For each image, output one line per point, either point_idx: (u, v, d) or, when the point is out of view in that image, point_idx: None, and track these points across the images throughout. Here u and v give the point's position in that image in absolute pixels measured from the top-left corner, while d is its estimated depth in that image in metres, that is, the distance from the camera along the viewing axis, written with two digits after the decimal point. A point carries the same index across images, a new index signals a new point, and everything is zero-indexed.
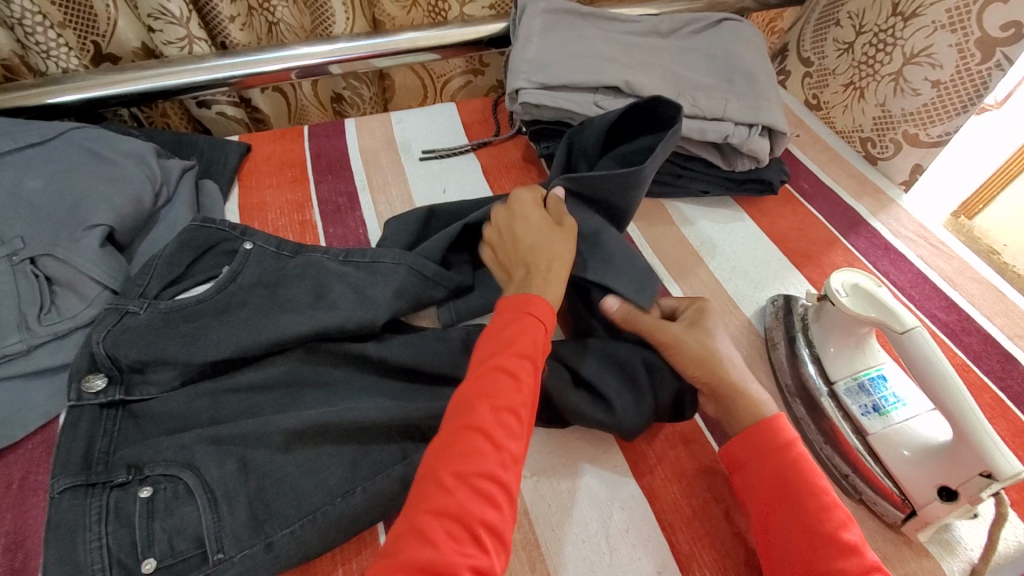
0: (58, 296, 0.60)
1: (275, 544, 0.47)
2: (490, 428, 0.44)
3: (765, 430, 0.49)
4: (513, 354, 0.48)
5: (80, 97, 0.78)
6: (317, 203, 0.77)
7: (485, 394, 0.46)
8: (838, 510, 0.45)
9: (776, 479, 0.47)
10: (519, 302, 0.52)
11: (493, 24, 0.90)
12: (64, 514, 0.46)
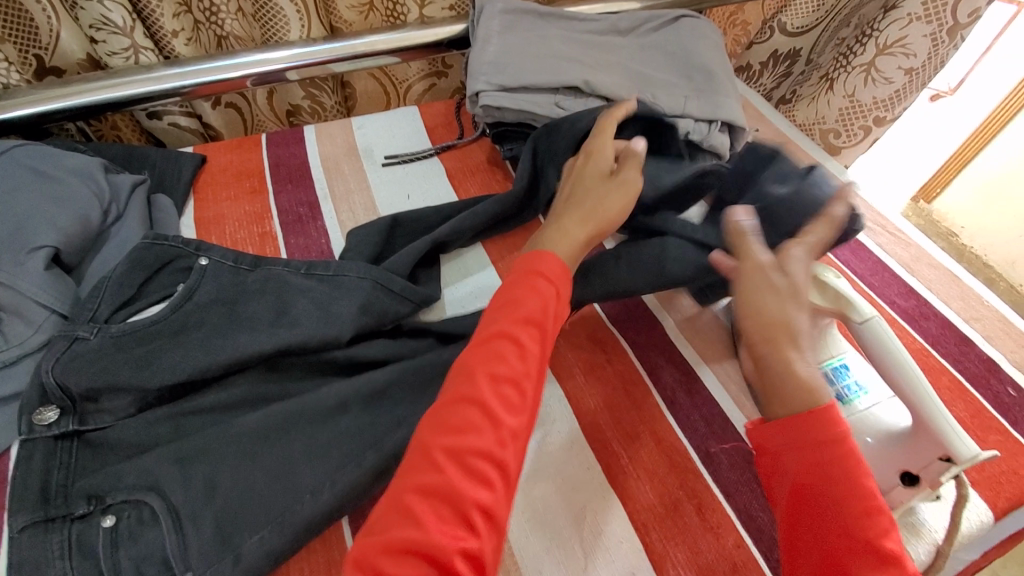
0: (3, 323, 0.57)
1: (249, 566, 0.45)
2: (487, 400, 0.43)
3: (814, 422, 0.44)
4: (517, 321, 0.47)
5: (22, 112, 0.74)
6: (277, 213, 0.75)
7: (484, 363, 0.45)
8: (883, 517, 0.42)
9: (818, 474, 0.43)
10: (532, 259, 0.51)
11: (452, 26, 0.89)
12: (24, 553, 0.44)
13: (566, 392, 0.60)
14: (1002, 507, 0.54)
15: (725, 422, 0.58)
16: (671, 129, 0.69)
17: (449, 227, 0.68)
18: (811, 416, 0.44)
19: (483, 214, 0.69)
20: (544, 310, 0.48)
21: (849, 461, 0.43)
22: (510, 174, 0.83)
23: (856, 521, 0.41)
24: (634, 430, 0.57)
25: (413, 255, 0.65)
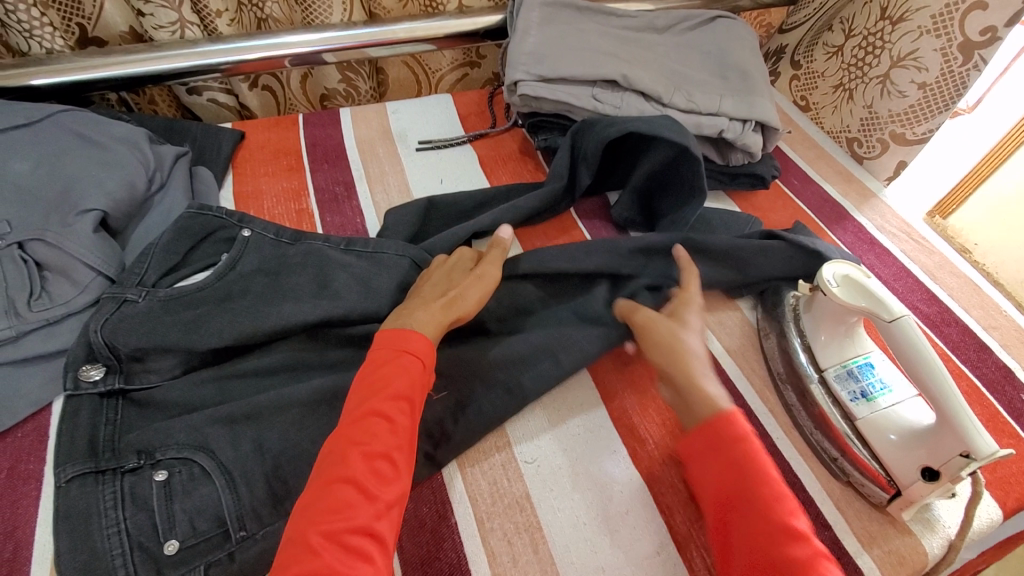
0: (49, 281, 0.58)
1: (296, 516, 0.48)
2: (362, 478, 0.43)
3: (722, 424, 0.48)
4: (386, 397, 0.47)
5: (64, 80, 0.76)
6: (314, 191, 0.77)
7: (356, 441, 0.45)
8: (787, 502, 0.44)
9: (732, 473, 0.45)
10: (396, 337, 0.51)
11: (489, 16, 0.90)
12: (76, 502, 0.46)
13: (597, 384, 0.61)
14: (1011, 507, 0.56)
15: (749, 414, 0.60)
16: (698, 164, 0.67)
17: (488, 217, 0.69)
18: (709, 423, 0.48)
19: (525, 209, 0.71)
20: (414, 385, 0.49)
21: (743, 459, 0.46)
22: (541, 165, 0.84)
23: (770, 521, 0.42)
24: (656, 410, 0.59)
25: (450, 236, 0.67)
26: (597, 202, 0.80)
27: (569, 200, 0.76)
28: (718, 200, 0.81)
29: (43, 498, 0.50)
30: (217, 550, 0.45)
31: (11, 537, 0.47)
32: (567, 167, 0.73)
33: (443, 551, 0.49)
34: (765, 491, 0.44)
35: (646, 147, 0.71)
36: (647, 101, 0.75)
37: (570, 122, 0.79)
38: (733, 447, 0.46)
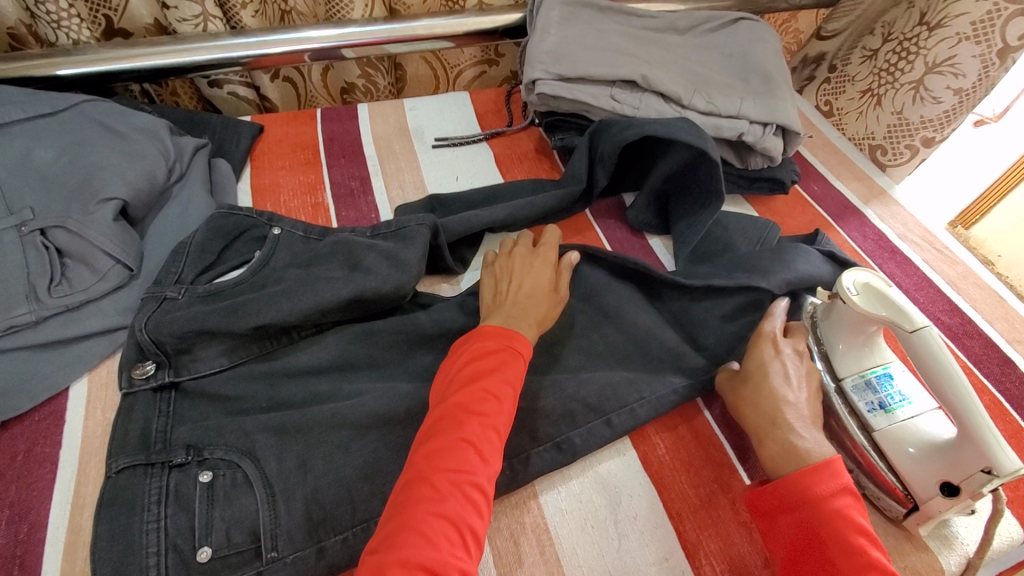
0: (69, 269, 0.59)
1: (327, 550, 0.47)
2: (479, 443, 0.45)
3: (800, 485, 0.48)
4: (498, 379, 0.49)
5: (89, 70, 0.77)
6: (330, 185, 0.77)
7: (474, 411, 0.46)
8: (874, 570, 0.43)
9: (811, 539, 0.46)
10: (504, 334, 0.52)
11: (509, 14, 0.90)
12: (123, 491, 0.47)
13: (638, 446, 0.56)
14: None
15: None
16: (717, 167, 0.66)
17: (502, 215, 0.68)
18: (799, 480, 0.48)
19: (541, 209, 0.70)
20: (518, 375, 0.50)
21: (829, 516, 0.46)
22: (557, 165, 0.84)
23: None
24: (675, 422, 0.58)
25: (463, 227, 0.67)
26: (613, 203, 0.79)
27: (585, 203, 0.75)
28: (735, 204, 0.80)
29: (59, 482, 0.50)
30: (247, 566, 0.46)
31: (26, 520, 0.48)
32: (584, 169, 0.72)
33: None
34: (846, 550, 0.44)
35: (664, 150, 0.70)
36: (667, 102, 0.74)
37: (588, 122, 0.78)
38: (824, 504, 0.46)
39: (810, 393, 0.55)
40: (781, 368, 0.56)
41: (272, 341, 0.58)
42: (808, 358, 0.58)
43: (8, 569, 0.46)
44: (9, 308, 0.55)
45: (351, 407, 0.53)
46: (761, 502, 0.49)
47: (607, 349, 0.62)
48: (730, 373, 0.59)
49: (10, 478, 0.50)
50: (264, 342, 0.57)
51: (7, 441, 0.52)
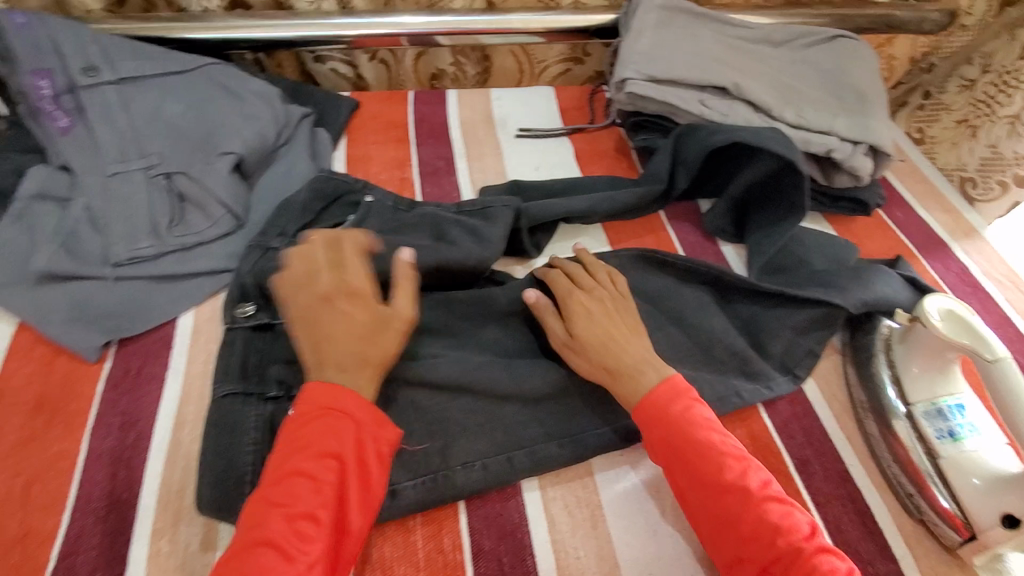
0: (188, 212, 0.66)
1: (399, 494, 0.51)
2: (282, 543, 0.42)
3: (655, 407, 0.52)
4: (312, 455, 0.46)
5: (213, 36, 0.84)
6: (418, 163, 0.82)
7: (281, 503, 0.44)
8: (731, 460, 0.49)
9: (678, 458, 0.49)
10: (323, 392, 0.49)
11: (603, 15, 0.92)
12: (225, 414, 0.53)
13: None
14: None
15: (823, 436, 0.59)
16: (802, 178, 0.68)
17: (582, 207, 0.71)
18: (646, 399, 0.52)
19: (620, 204, 0.73)
20: (301, 434, 0.47)
21: (691, 426, 0.50)
22: (635, 165, 0.85)
23: (732, 487, 0.47)
24: (734, 425, 0.60)
25: (545, 213, 0.69)
26: (689, 206, 0.80)
27: (662, 204, 0.77)
28: (814, 220, 0.79)
29: (164, 398, 0.56)
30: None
31: (137, 428, 0.54)
32: (666, 170, 0.74)
33: (507, 510, 0.52)
34: (712, 458, 0.49)
35: (747, 158, 0.72)
36: (756, 111, 0.75)
37: (673, 125, 0.79)
38: (682, 417, 0.51)
39: (642, 339, 0.57)
40: (606, 314, 0.57)
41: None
42: (623, 297, 0.60)
43: (117, 469, 0.51)
44: (136, 240, 0.62)
45: (427, 367, 0.56)
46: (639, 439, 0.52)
47: (671, 345, 0.63)
48: (557, 331, 0.57)
49: (123, 389, 0.56)
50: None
51: (123, 357, 0.59)
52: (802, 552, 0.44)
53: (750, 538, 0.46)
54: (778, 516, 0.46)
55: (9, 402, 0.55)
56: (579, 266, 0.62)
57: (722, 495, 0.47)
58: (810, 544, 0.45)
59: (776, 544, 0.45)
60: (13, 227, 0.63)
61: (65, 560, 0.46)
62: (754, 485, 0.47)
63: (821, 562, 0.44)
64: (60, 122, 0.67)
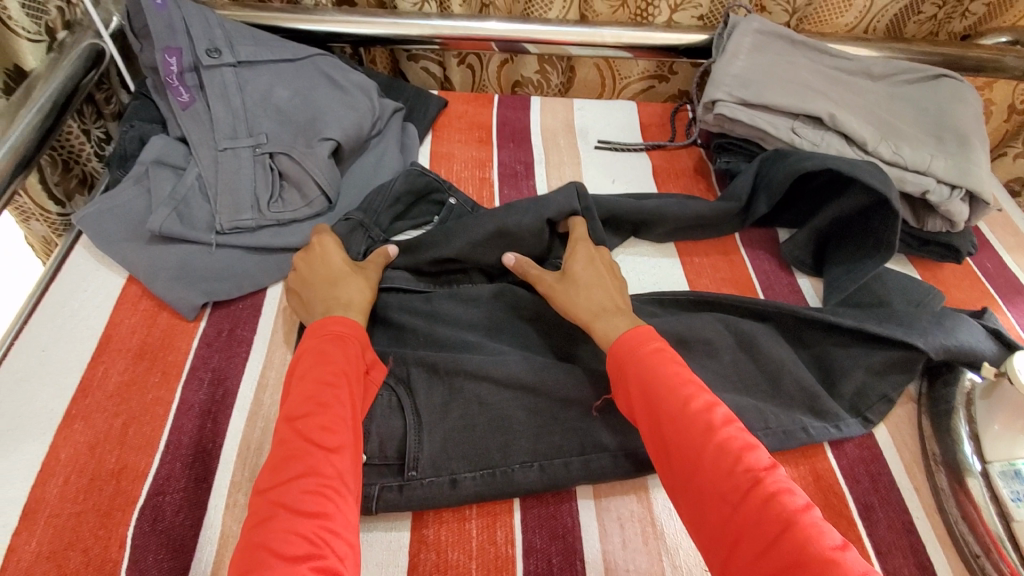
0: (286, 190, 0.71)
1: (460, 483, 0.52)
2: (307, 441, 0.46)
3: (632, 357, 0.52)
4: (323, 370, 0.51)
5: (319, 28, 0.89)
6: (498, 164, 0.84)
7: (295, 416, 0.48)
8: (698, 398, 0.48)
9: (648, 407, 0.49)
10: (323, 324, 0.55)
11: (696, 35, 0.92)
12: None
13: None
14: None
15: (890, 485, 0.57)
16: (895, 219, 0.66)
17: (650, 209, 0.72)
18: (618, 350, 0.54)
19: (691, 215, 0.73)
20: (309, 355, 0.52)
21: (665, 363, 0.51)
22: (713, 188, 0.85)
23: (693, 419, 0.47)
24: (797, 461, 0.58)
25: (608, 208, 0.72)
26: (766, 233, 0.79)
27: (739, 222, 0.76)
28: (899, 263, 0.77)
29: (251, 361, 0.60)
30: (389, 478, 0.52)
31: (225, 385, 0.58)
32: (747, 193, 0.74)
33: (561, 513, 0.53)
34: (674, 392, 0.49)
35: (837, 192, 0.70)
36: (850, 145, 0.74)
37: (760, 150, 0.78)
38: (653, 356, 0.52)
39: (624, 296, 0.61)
40: (596, 268, 0.63)
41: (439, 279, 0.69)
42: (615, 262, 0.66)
43: (205, 420, 0.55)
44: (240, 212, 0.67)
45: (496, 364, 0.58)
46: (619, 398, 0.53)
47: (737, 372, 0.63)
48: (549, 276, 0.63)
49: (217, 347, 0.61)
50: (428, 276, 0.68)
51: (218, 318, 0.64)
52: (761, 482, 0.42)
53: (712, 468, 0.44)
54: (740, 448, 0.45)
55: (115, 347, 0.60)
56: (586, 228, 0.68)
57: (685, 427, 0.47)
58: (769, 475, 0.43)
59: (737, 472, 0.43)
60: (133, 187, 0.69)
61: (153, 499, 0.50)
62: (714, 420, 0.46)
63: (781, 490, 0.42)
64: (183, 97, 0.73)
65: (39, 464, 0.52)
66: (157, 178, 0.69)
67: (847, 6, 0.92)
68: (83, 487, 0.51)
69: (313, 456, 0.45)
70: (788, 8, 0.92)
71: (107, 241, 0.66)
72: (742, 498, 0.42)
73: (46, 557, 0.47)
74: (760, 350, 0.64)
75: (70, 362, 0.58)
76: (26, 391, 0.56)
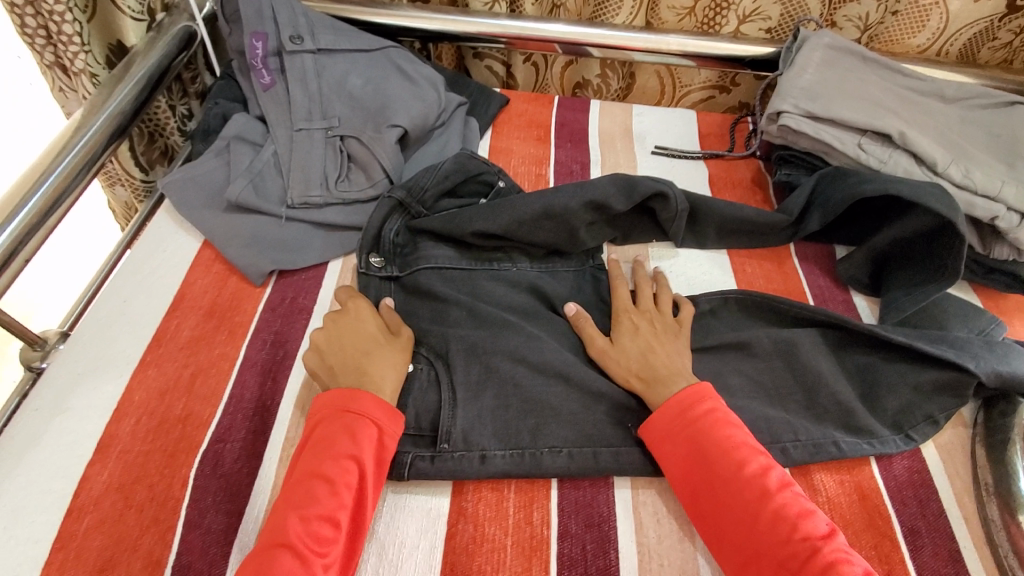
0: (354, 171, 0.74)
1: (489, 460, 0.53)
2: (296, 541, 0.44)
3: (688, 418, 0.53)
4: (331, 460, 0.49)
5: (394, 23, 0.93)
6: (555, 163, 0.86)
7: (295, 502, 0.47)
8: (754, 465, 0.50)
9: (699, 468, 0.51)
10: (342, 396, 0.53)
11: (762, 48, 0.91)
12: None
13: (798, 479, 0.56)
14: None
15: (939, 511, 0.55)
16: (962, 244, 0.64)
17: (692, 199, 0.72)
18: (671, 407, 0.54)
19: (737, 212, 0.73)
20: (320, 436, 0.51)
21: (715, 427, 0.52)
22: (770, 200, 0.84)
23: (748, 484, 0.48)
24: (842, 477, 0.57)
25: (654, 189, 0.70)
26: (822, 249, 0.77)
27: (791, 234, 0.76)
28: (961, 290, 0.74)
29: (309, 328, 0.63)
30: (422, 449, 0.54)
31: (285, 348, 0.61)
32: (800, 207, 0.74)
33: (597, 502, 0.53)
34: (730, 455, 0.50)
35: (899, 212, 0.69)
36: (918, 164, 0.72)
37: (822, 164, 0.77)
38: (705, 419, 0.52)
39: (682, 360, 0.59)
40: (652, 334, 0.61)
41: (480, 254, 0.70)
42: (678, 329, 0.62)
43: (266, 378, 0.59)
44: (311, 188, 0.71)
45: (542, 351, 0.59)
46: (656, 449, 0.53)
47: (783, 383, 0.62)
48: (600, 338, 0.61)
49: (280, 313, 0.64)
50: (472, 250, 0.70)
51: (282, 286, 0.67)
52: (820, 551, 0.44)
53: (768, 534, 0.46)
54: (796, 515, 0.46)
55: (189, 304, 0.64)
56: (649, 291, 0.66)
57: (741, 491, 0.48)
58: (827, 544, 0.45)
59: (795, 540, 0.45)
60: (214, 160, 0.73)
61: (213, 446, 0.53)
62: (770, 484, 0.48)
63: (840, 561, 0.44)
64: (264, 79, 0.77)
65: (115, 403, 0.56)
66: (237, 153, 0.73)
67: (919, 27, 0.90)
68: (152, 429, 0.54)
69: (299, 565, 0.43)
70: (860, 24, 0.91)
71: (187, 206, 0.70)
72: (802, 566, 0.44)
73: (115, 488, 0.51)
74: (807, 363, 0.63)
75: (147, 314, 0.63)
76: (107, 337, 0.60)
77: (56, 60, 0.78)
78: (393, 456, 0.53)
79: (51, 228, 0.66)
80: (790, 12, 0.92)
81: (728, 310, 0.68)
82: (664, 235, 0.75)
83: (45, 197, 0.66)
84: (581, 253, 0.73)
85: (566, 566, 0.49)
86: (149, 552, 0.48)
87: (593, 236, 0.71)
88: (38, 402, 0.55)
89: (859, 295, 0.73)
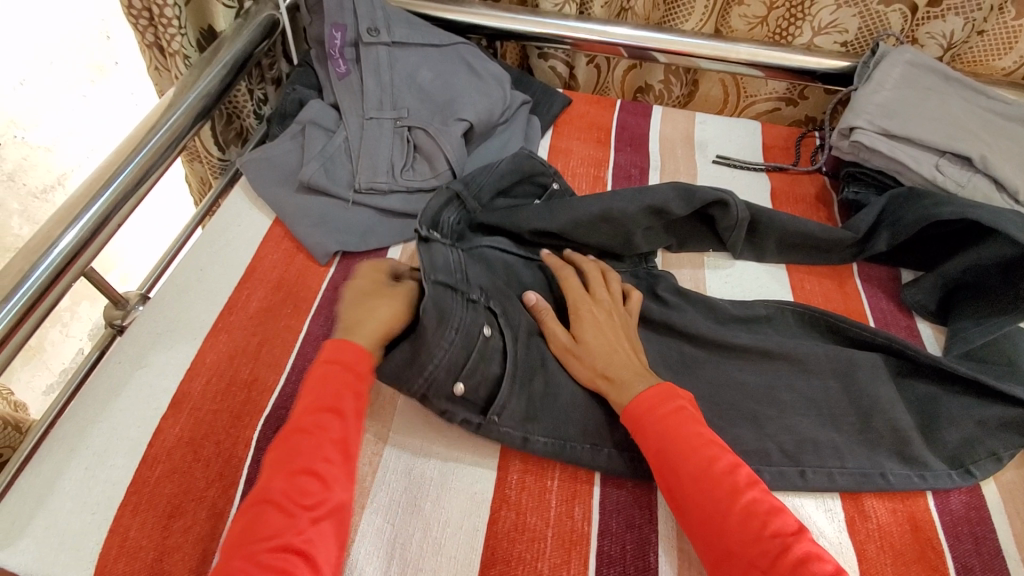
0: (420, 161, 0.77)
1: (531, 442, 0.55)
2: (280, 497, 0.45)
3: (654, 410, 0.52)
4: (314, 413, 0.50)
5: (465, 20, 0.95)
6: (613, 166, 0.86)
7: (281, 461, 0.47)
8: (721, 462, 0.48)
9: (663, 464, 0.49)
10: (331, 349, 0.53)
11: (837, 61, 0.89)
12: (437, 300, 0.56)
13: (848, 502, 0.55)
14: None
15: (996, 550, 0.53)
16: None
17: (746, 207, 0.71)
18: (641, 403, 0.52)
19: (800, 226, 0.72)
20: (306, 390, 0.52)
21: (681, 421, 0.51)
22: (834, 217, 0.82)
23: (717, 481, 0.47)
24: (894, 504, 0.55)
25: (715, 196, 0.70)
26: (887, 271, 0.75)
27: (854, 255, 0.74)
28: None
29: None
30: (471, 414, 0.56)
31: None
32: (869, 225, 0.72)
33: (639, 503, 0.54)
34: (696, 452, 0.49)
35: (975, 239, 0.68)
36: (1000, 191, 0.70)
37: (893, 185, 0.75)
38: (673, 416, 0.51)
39: (641, 357, 0.58)
40: (613, 327, 0.60)
41: (534, 249, 0.71)
42: (630, 318, 0.62)
43: None
44: (377, 175, 0.74)
45: None
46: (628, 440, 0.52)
47: (837, 404, 0.60)
48: (565, 336, 0.59)
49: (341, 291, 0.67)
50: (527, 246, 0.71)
51: (347, 266, 0.70)
52: (790, 548, 0.43)
53: (740, 532, 0.45)
54: (766, 512, 0.46)
55: (258, 277, 0.68)
56: (597, 277, 0.64)
57: (709, 488, 0.47)
58: (797, 541, 0.44)
59: (765, 537, 0.44)
60: (289, 142, 0.77)
61: (276, 410, 0.57)
62: (740, 481, 0.47)
63: (811, 557, 0.43)
64: (340, 69, 0.81)
65: (189, 363, 0.59)
66: (311, 137, 0.77)
67: (1006, 48, 0.86)
68: (221, 390, 0.58)
69: (284, 523, 0.44)
70: (943, 43, 0.87)
71: (262, 184, 0.74)
72: (772, 565, 0.43)
73: (185, 442, 0.54)
74: (864, 386, 0.61)
75: (222, 283, 0.67)
76: (184, 301, 0.64)
77: (155, 41, 0.83)
78: (443, 412, 0.55)
79: (142, 195, 0.71)
80: (870, 26, 0.89)
81: (781, 324, 0.68)
82: (721, 245, 0.75)
83: (138, 167, 0.70)
84: (636, 257, 0.73)
85: (605, 564, 0.50)
86: (213, 504, 0.51)
87: (650, 243, 0.72)
88: (117, 357, 0.59)
89: (924, 323, 0.70)
